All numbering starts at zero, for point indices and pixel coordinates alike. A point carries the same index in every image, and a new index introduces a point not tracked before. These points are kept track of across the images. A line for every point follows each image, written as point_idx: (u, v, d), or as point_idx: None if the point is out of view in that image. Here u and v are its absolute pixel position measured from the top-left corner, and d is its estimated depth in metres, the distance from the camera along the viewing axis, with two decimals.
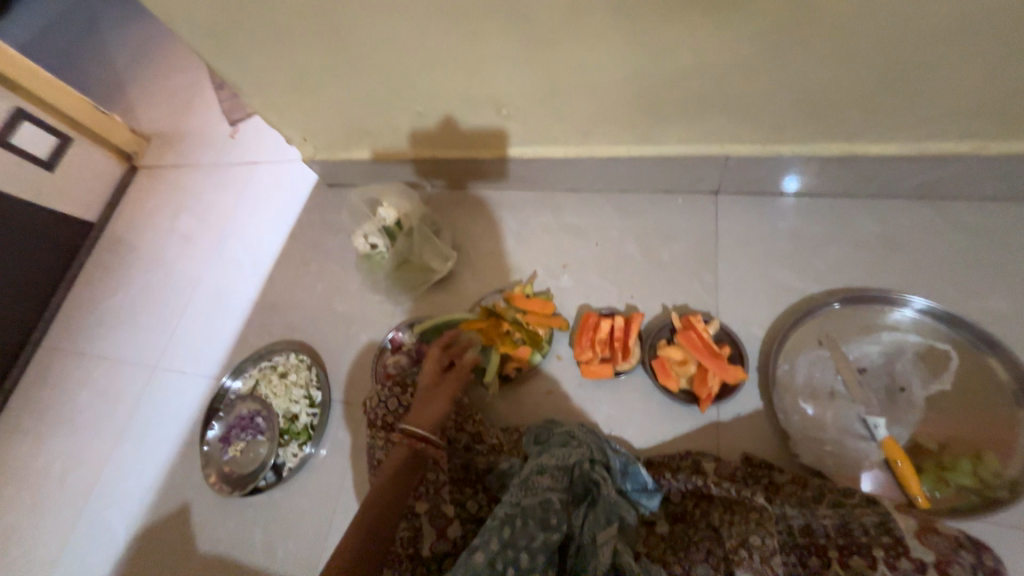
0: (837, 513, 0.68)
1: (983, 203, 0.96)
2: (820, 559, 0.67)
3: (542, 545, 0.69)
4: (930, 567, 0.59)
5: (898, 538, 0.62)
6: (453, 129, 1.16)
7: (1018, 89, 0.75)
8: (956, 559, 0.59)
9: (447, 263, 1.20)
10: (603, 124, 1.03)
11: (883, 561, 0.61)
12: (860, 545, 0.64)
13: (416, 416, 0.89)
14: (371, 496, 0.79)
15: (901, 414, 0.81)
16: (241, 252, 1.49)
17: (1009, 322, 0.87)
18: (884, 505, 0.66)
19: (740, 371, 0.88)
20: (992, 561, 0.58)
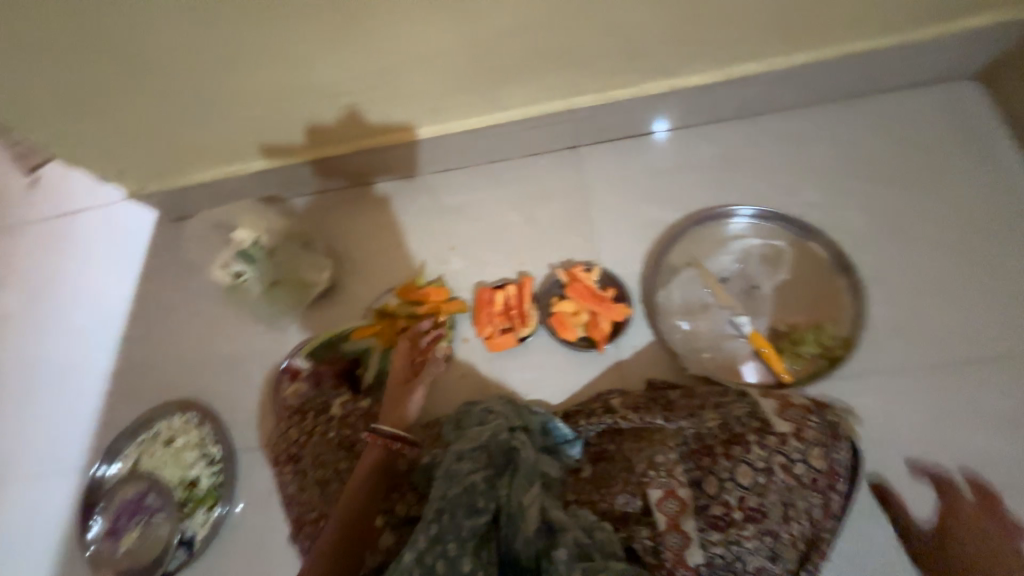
0: (720, 413, 0.77)
1: (798, 111, 1.06)
2: (711, 457, 0.74)
3: (473, 520, 0.68)
4: (789, 435, 0.74)
5: (762, 418, 0.76)
6: (298, 130, 1.08)
7: (777, 6, 0.87)
8: (807, 423, 0.76)
9: (326, 274, 1.10)
10: (445, 96, 1.02)
11: (756, 441, 0.74)
12: (739, 435, 0.74)
13: (389, 417, 0.91)
14: (351, 494, 0.83)
15: (759, 309, 0.92)
16: (86, 319, 1.26)
17: (834, 206, 0.98)
18: (750, 395, 0.78)
19: (624, 306, 0.95)
20: (831, 418, 0.78)
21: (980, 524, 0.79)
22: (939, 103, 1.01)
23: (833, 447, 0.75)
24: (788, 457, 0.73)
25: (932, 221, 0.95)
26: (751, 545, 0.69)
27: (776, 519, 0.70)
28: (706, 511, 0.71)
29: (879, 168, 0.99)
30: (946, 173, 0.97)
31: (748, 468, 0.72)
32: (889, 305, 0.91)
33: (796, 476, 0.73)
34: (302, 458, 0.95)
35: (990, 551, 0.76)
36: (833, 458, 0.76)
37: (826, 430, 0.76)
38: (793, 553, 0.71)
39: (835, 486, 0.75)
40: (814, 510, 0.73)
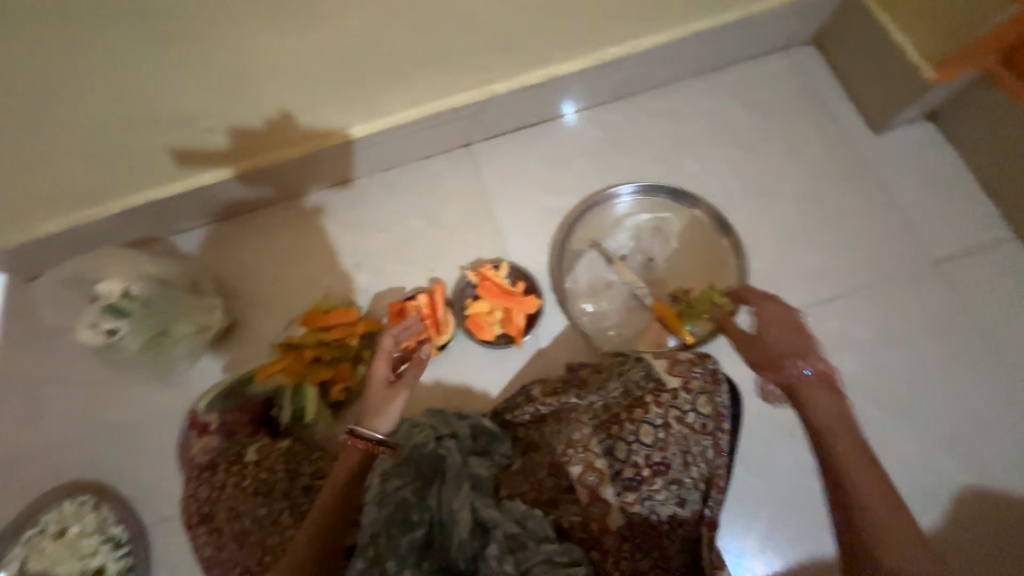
0: (622, 382, 0.81)
1: (669, 87, 1.12)
2: (618, 425, 0.77)
3: (416, 531, 0.70)
4: (678, 390, 0.77)
5: (657, 379, 0.79)
6: (156, 162, 0.97)
7: None
8: (692, 374, 0.77)
9: (218, 313, 1.03)
10: (320, 108, 0.97)
11: (654, 402, 0.77)
12: (638, 399, 0.78)
13: (370, 420, 0.82)
14: (321, 513, 0.75)
15: (657, 280, 0.98)
16: None
17: (715, 169, 1.05)
18: (647, 358, 0.80)
19: (534, 298, 0.95)
20: (710, 364, 0.78)
21: (787, 309, 0.68)
22: (789, 66, 1.10)
23: (714, 392, 0.77)
24: (680, 409, 0.76)
25: (799, 174, 1.02)
26: (661, 497, 0.74)
27: (678, 468, 0.75)
28: (620, 476, 0.75)
29: (746, 132, 1.06)
30: (803, 129, 1.05)
31: (649, 428, 0.76)
32: (770, 256, 0.97)
33: (690, 425, 0.76)
34: (215, 515, 0.83)
35: (790, 329, 0.66)
36: (716, 402, 0.77)
37: (707, 378, 0.77)
38: (697, 494, 0.75)
39: (723, 427, 0.77)
40: (712, 452, 0.77)
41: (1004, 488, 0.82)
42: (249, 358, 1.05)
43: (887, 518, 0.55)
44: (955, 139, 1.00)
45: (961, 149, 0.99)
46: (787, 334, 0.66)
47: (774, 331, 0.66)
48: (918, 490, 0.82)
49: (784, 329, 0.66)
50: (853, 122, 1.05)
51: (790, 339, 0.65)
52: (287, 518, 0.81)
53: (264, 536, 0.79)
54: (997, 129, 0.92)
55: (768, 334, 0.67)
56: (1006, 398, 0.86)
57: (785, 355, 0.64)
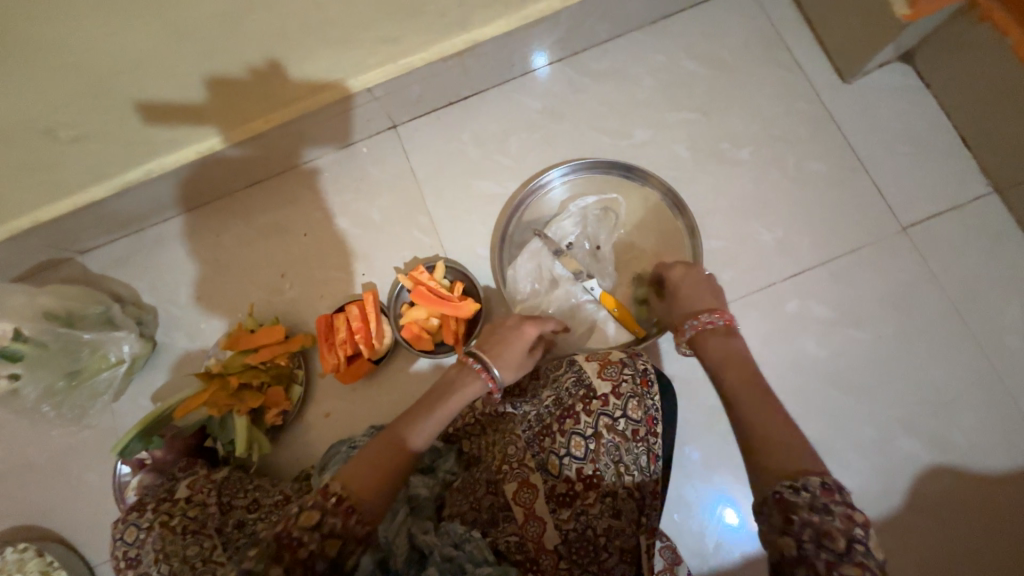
0: (553, 389, 0.71)
1: (613, 44, 0.99)
2: (550, 437, 0.68)
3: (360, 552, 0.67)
4: (609, 396, 0.67)
5: (589, 385, 0.68)
6: (31, 180, 0.86)
7: None
8: (623, 377, 0.68)
9: (129, 346, 0.93)
10: (203, 103, 0.84)
11: (584, 410, 0.67)
12: (569, 407, 0.68)
13: (504, 359, 0.71)
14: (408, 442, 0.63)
15: (605, 268, 0.88)
16: None
17: (667, 137, 0.94)
18: (579, 362, 0.71)
19: (472, 303, 0.86)
20: (641, 365, 0.69)
21: (700, 275, 0.72)
22: (749, 8, 0.96)
23: (643, 395, 0.67)
24: (610, 417, 0.66)
25: (759, 137, 0.91)
26: (596, 511, 0.65)
27: (611, 481, 0.66)
28: (553, 493, 0.66)
29: (700, 91, 0.94)
30: (763, 83, 0.93)
31: (580, 439, 0.66)
32: (726, 233, 0.88)
33: (622, 432, 0.66)
34: (142, 558, 0.75)
35: (699, 290, 0.70)
36: (646, 406, 0.67)
37: (638, 379, 0.68)
38: (632, 504, 0.65)
39: (655, 431, 0.67)
40: (647, 459, 0.66)
41: (967, 465, 0.78)
42: (176, 385, 0.97)
43: (778, 439, 0.52)
44: (931, 84, 0.89)
45: (938, 95, 0.89)
46: (694, 294, 0.70)
47: (683, 294, 0.71)
48: (878, 473, 0.79)
49: (693, 289, 0.71)
50: (820, 71, 0.93)
51: (695, 298, 0.69)
52: (219, 555, 0.73)
53: None
54: (978, 71, 0.80)
55: (676, 297, 0.72)
56: (976, 371, 0.80)
57: (684, 311, 0.69)
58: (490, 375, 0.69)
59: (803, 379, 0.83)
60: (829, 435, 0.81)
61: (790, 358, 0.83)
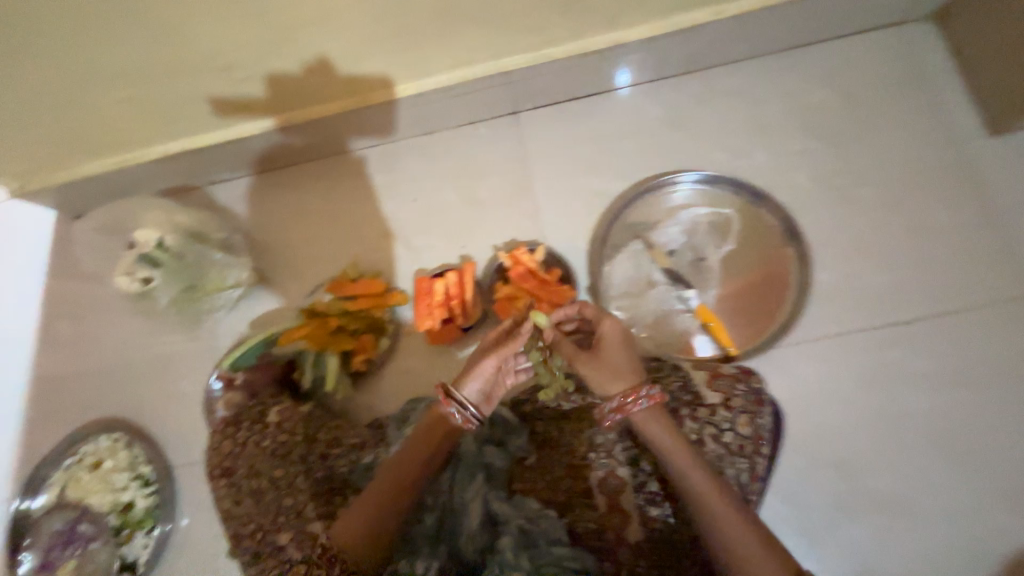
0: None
1: (744, 65, 0.99)
2: (646, 435, 0.71)
3: (432, 516, 0.70)
4: (717, 406, 0.67)
5: (695, 391, 0.68)
6: (191, 111, 0.95)
7: None
8: (734, 392, 0.68)
9: (246, 274, 1.01)
10: (356, 63, 0.90)
11: (688, 415, 0.67)
12: (671, 411, 0.68)
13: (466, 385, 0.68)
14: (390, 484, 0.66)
15: (706, 282, 0.87)
16: None
17: (787, 162, 0.93)
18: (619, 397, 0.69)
19: (568, 290, 0.88)
20: (754, 384, 0.69)
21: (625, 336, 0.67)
22: (895, 48, 0.94)
23: (755, 414, 0.67)
24: (717, 428, 0.66)
25: (887, 177, 0.89)
26: (684, 514, 0.68)
27: None
28: (643, 489, 0.70)
29: (830, 124, 0.93)
30: (898, 124, 0.91)
31: (681, 442, 0.66)
32: (837, 269, 0.86)
33: (728, 445, 0.66)
34: (235, 470, 0.80)
35: (629, 351, 0.66)
36: (756, 425, 0.67)
37: (749, 398, 0.68)
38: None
39: (762, 451, 0.67)
40: (750, 477, 0.66)
41: None
42: (274, 318, 1.04)
43: (748, 546, 0.57)
44: None
45: None
46: (619, 354, 0.66)
47: (616, 356, 0.66)
48: (972, 549, 0.73)
49: (623, 350, 0.66)
50: (963, 121, 0.90)
51: (627, 362, 0.66)
52: (303, 482, 0.77)
53: (280, 497, 0.76)
54: None
55: (611, 359, 0.65)
56: None
57: (623, 379, 0.65)
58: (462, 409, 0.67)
59: (903, 434, 0.78)
60: (923, 497, 0.75)
61: (890, 408, 0.79)
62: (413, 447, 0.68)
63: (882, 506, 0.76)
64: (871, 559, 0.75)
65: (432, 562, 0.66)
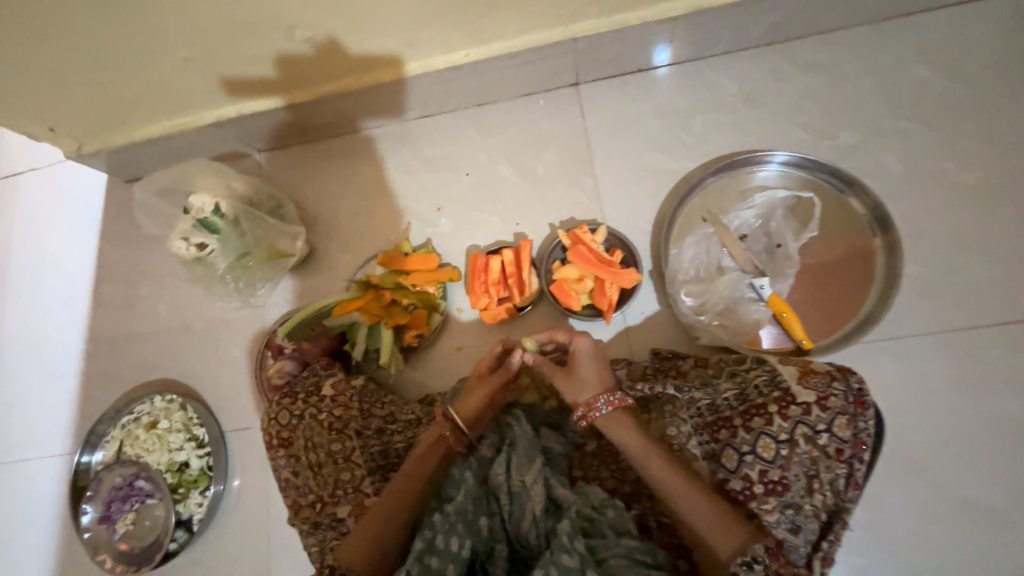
0: (736, 383, 0.68)
1: (836, 35, 0.91)
2: (729, 430, 0.66)
3: (466, 495, 0.68)
4: (811, 406, 0.63)
5: (786, 389, 0.65)
6: (251, 74, 0.92)
7: None
8: (832, 391, 0.64)
9: (302, 243, 1.00)
10: (422, 26, 0.85)
11: (778, 412, 0.64)
12: (758, 406, 0.65)
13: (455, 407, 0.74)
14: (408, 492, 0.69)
15: (782, 270, 0.82)
16: (42, 279, 1.18)
17: (876, 145, 0.86)
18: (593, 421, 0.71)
19: (633, 273, 0.83)
20: (855, 383, 0.64)
21: (598, 352, 0.70)
22: (1008, 20, 0.86)
23: (854, 416, 0.63)
24: (813, 429, 0.62)
25: (991, 164, 0.82)
26: (773, 519, 0.62)
27: (798, 493, 0.62)
28: (723, 487, 0.64)
29: (929, 103, 0.86)
30: (1005, 107, 0.83)
31: (769, 440, 0.63)
32: (928, 261, 0.80)
33: (823, 448, 0.62)
34: (293, 441, 0.81)
35: (600, 366, 0.69)
36: (856, 427, 0.63)
37: (851, 398, 0.63)
38: (815, 525, 0.62)
39: (861, 457, 0.63)
40: (845, 484, 0.62)
41: None
42: (324, 289, 1.03)
43: (706, 522, 0.59)
44: None
45: None
46: (592, 369, 0.69)
47: (587, 369, 0.69)
48: None
49: (594, 365, 0.69)
50: None
51: (599, 375, 0.69)
52: (359, 457, 0.78)
53: (338, 471, 0.77)
54: None
55: (581, 373, 0.69)
56: None
57: (590, 390, 0.68)
58: (447, 423, 0.72)
59: (992, 441, 0.73)
60: (1010, 506, 0.71)
61: (979, 412, 0.74)
62: (416, 465, 0.71)
63: (965, 512, 0.72)
64: (950, 566, 0.71)
65: (467, 540, 0.64)
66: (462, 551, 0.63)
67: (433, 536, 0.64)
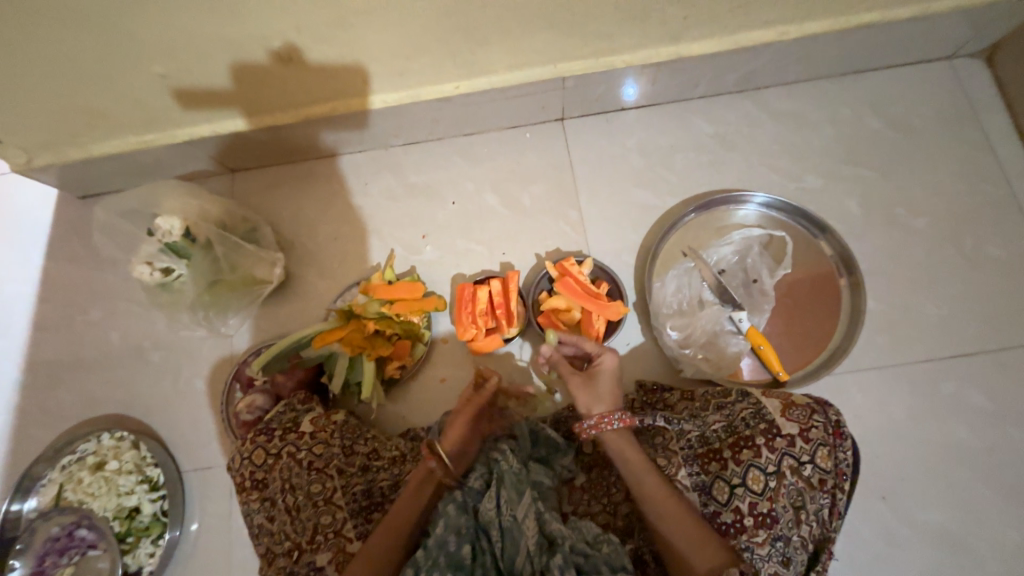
0: (724, 415, 0.69)
1: (799, 87, 0.99)
2: (718, 462, 0.67)
3: (448, 526, 0.66)
4: (795, 438, 0.66)
5: (771, 421, 0.67)
6: (232, 94, 0.89)
7: None
8: (812, 423, 0.67)
9: (280, 269, 0.95)
10: (414, 56, 0.85)
11: (765, 445, 0.66)
12: (746, 438, 0.67)
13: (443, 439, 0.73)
14: (392, 545, 0.65)
15: (758, 305, 0.86)
16: None
17: (838, 189, 0.93)
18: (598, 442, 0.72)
19: (619, 306, 0.84)
20: (832, 415, 0.68)
21: (618, 374, 0.74)
22: (945, 82, 0.96)
23: (834, 447, 0.66)
24: (798, 460, 0.65)
25: (936, 210, 0.90)
26: (763, 552, 0.63)
27: (787, 524, 0.64)
28: (714, 519, 0.65)
29: (882, 153, 0.94)
30: (946, 159, 0.93)
31: (758, 473, 0.65)
32: (886, 298, 0.87)
33: (807, 479, 0.65)
34: (268, 483, 0.75)
35: (617, 387, 0.73)
36: (837, 457, 0.66)
37: (830, 429, 0.67)
38: (803, 556, 0.64)
39: (842, 487, 0.66)
40: (829, 513, 0.66)
41: None
42: (300, 316, 0.99)
43: (688, 538, 0.60)
44: None
45: None
46: (610, 385, 0.72)
47: (606, 385, 0.72)
48: None
49: (613, 383, 0.72)
50: (1008, 160, 0.92)
51: (614, 393, 0.71)
52: (340, 499, 0.74)
53: (317, 514, 0.73)
54: None
55: (601, 386, 0.72)
56: None
57: (605, 404, 0.70)
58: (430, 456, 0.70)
59: (948, 467, 0.79)
60: (967, 529, 0.76)
61: (936, 440, 0.80)
62: (400, 509, 0.68)
63: (928, 537, 0.76)
64: None
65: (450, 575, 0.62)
66: None
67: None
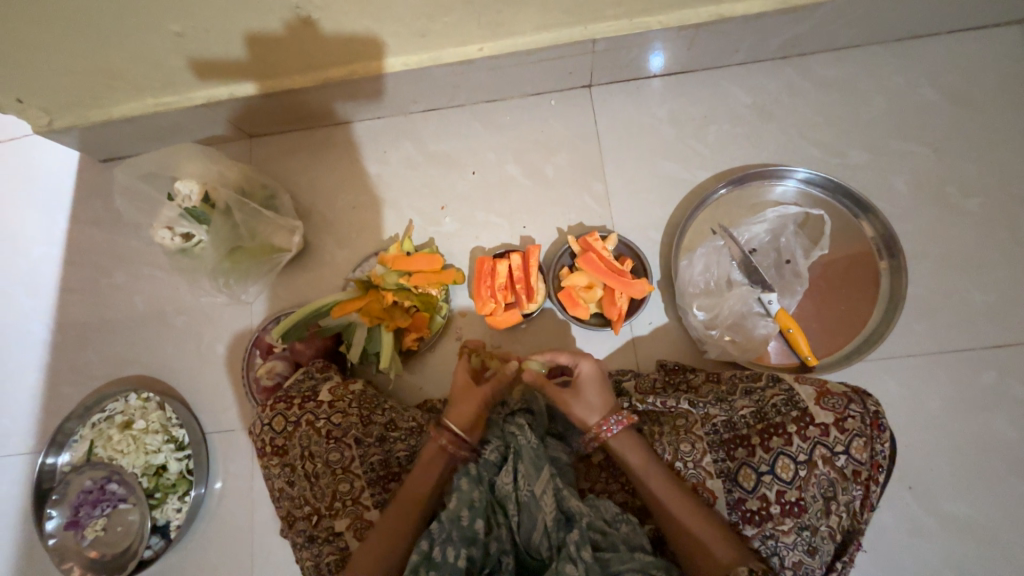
0: (753, 400, 0.67)
1: (848, 53, 0.91)
2: (746, 449, 0.66)
3: (460, 501, 0.66)
4: (829, 427, 0.64)
5: (804, 410, 0.65)
6: (249, 56, 0.86)
7: None
8: (849, 412, 0.64)
9: (298, 237, 0.95)
10: (436, 16, 0.81)
11: (797, 433, 0.64)
12: (776, 425, 0.65)
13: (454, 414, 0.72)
14: (409, 517, 0.66)
15: (789, 286, 0.82)
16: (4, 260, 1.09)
17: (884, 165, 0.87)
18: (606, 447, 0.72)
19: (643, 284, 0.80)
20: (871, 405, 0.65)
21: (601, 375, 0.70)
22: (1012, 48, 0.88)
23: (872, 438, 0.64)
24: (831, 450, 0.63)
25: (992, 190, 0.84)
26: (788, 539, 0.62)
27: (815, 515, 0.63)
28: (738, 505, 0.65)
29: (935, 127, 0.87)
30: (1006, 134, 0.86)
31: (788, 461, 0.64)
32: (928, 282, 0.82)
33: (841, 470, 0.63)
34: (288, 450, 0.76)
35: (604, 387, 0.69)
36: (873, 449, 0.64)
37: (868, 420, 0.64)
38: (831, 546, 0.63)
39: (877, 478, 0.64)
40: (861, 505, 0.64)
41: None
42: (318, 285, 0.98)
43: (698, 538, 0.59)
44: None
45: None
46: (596, 392, 0.69)
47: (592, 392, 0.69)
48: None
49: (597, 387, 0.69)
50: None
51: (602, 398, 0.68)
52: (359, 468, 0.75)
53: (336, 482, 0.74)
54: None
55: (587, 394, 0.69)
56: None
57: (596, 412, 0.68)
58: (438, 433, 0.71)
59: (981, 458, 0.76)
60: (996, 522, 0.74)
61: (972, 432, 0.77)
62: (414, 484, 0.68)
63: (952, 527, 0.74)
64: None
65: (462, 549, 0.62)
66: (458, 560, 0.61)
67: (431, 548, 0.63)
